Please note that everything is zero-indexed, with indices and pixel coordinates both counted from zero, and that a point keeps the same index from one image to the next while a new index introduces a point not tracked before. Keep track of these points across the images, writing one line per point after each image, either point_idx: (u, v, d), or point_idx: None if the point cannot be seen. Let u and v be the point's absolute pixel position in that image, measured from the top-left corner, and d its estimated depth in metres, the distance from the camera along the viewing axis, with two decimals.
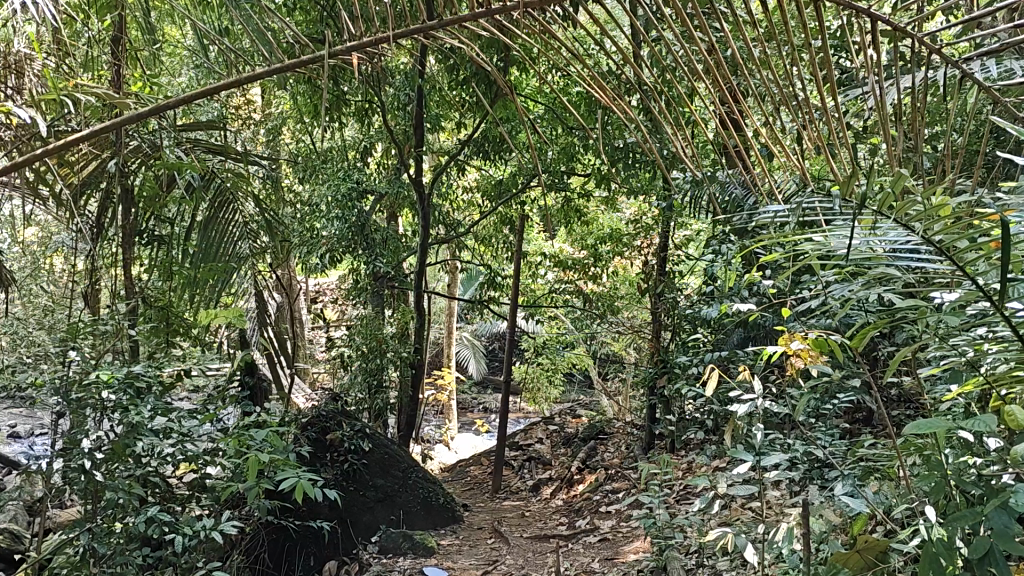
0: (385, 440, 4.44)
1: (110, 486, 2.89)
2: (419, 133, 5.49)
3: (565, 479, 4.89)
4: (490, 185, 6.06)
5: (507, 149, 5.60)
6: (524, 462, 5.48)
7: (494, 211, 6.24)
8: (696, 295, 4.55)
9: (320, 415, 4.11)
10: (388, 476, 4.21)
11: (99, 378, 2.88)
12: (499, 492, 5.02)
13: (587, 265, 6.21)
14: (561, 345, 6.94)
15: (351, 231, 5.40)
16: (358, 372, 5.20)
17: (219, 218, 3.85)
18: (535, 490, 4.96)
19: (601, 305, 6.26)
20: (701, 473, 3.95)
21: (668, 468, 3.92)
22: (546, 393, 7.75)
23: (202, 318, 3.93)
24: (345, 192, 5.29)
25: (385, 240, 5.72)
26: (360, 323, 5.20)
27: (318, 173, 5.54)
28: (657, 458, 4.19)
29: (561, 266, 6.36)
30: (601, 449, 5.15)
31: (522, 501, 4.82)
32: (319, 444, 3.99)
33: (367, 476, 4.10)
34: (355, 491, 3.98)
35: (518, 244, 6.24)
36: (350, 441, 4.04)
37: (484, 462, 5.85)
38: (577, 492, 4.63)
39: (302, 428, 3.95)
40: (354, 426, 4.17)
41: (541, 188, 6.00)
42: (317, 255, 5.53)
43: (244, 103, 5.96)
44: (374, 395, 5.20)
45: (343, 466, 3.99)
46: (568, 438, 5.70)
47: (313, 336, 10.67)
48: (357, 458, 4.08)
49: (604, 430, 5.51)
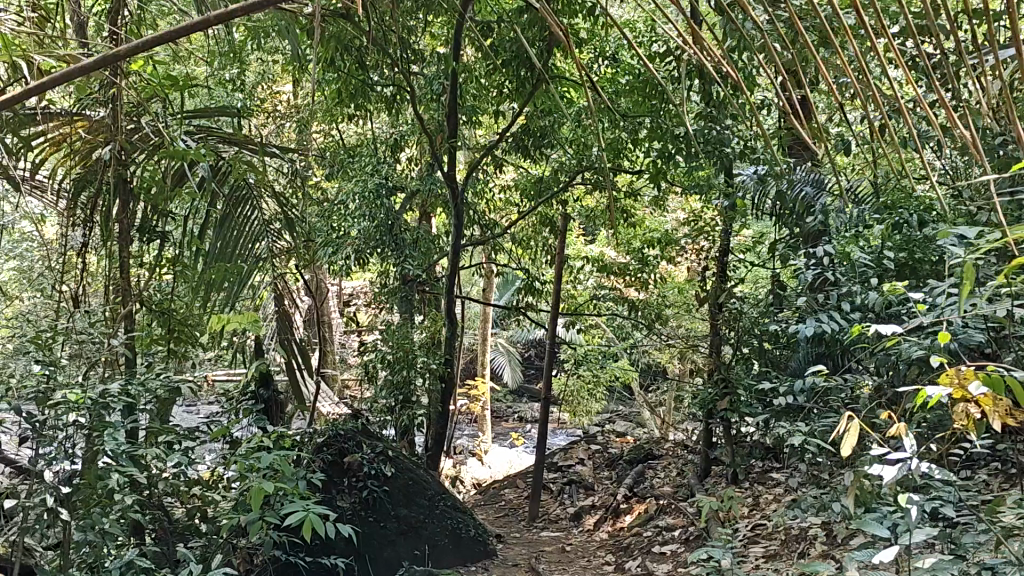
0: (411, 461, 3.99)
1: (82, 523, 2.49)
2: (452, 121, 4.81)
3: (610, 507, 4.43)
4: (530, 183, 5.62)
5: (549, 144, 5.16)
6: (564, 486, 5.00)
7: (533, 211, 5.79)
8: (761, 306, 4.06)
9: (337, 435, 3.64)
10: (412, 505, 3.73)
11: (68, 398, 2.48)
12: (536, 520, 4.56)
13: (635, 271, 5.75)
14: (601, 357, 6.45)
15: (379, 230, 4.98)
16: (384, 385, 4.75)
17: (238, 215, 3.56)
18: (576, 520, 4.49)
19: (648, 315, 5.80)
20: (768, 511, 3.47)
21: (730, 505, 3.45)
22: (586, 406, 7.26)
23: (211, 325, 3.51)
24: (372, 188, 4.88)
25: (416, 241, 5.30)
26: (388, 332, 4.74)
27: (346, 170, 5.14)
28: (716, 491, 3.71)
29: (604, 271, 5.89)
30: (649, 475, 4.67)
31: (562, 532, 4.36)
32: (334, 469, 3.54)
33: (388, 505, 3.62)
34: (374, 522, 3.50)
35: (563, 244, 5.71)
36: (372, 465, 3.59)
37: (520, 484, 5.39)
38: (623, 525, 4.17)
39: (317, 450, 3.52)
40: (375, 446, 3.72)
41: (585, 186, 5.55)
42: (340, 261, 4.98)
43: (269, 95, 5.59)
44: (403, 409, 4.75)
45: (361, 493, 3.52)
46: (612, 460, 5.23)
47: (344, 341, 10.26)
48: (376, 484, 3.61)
49: (653, 453, 5.05)
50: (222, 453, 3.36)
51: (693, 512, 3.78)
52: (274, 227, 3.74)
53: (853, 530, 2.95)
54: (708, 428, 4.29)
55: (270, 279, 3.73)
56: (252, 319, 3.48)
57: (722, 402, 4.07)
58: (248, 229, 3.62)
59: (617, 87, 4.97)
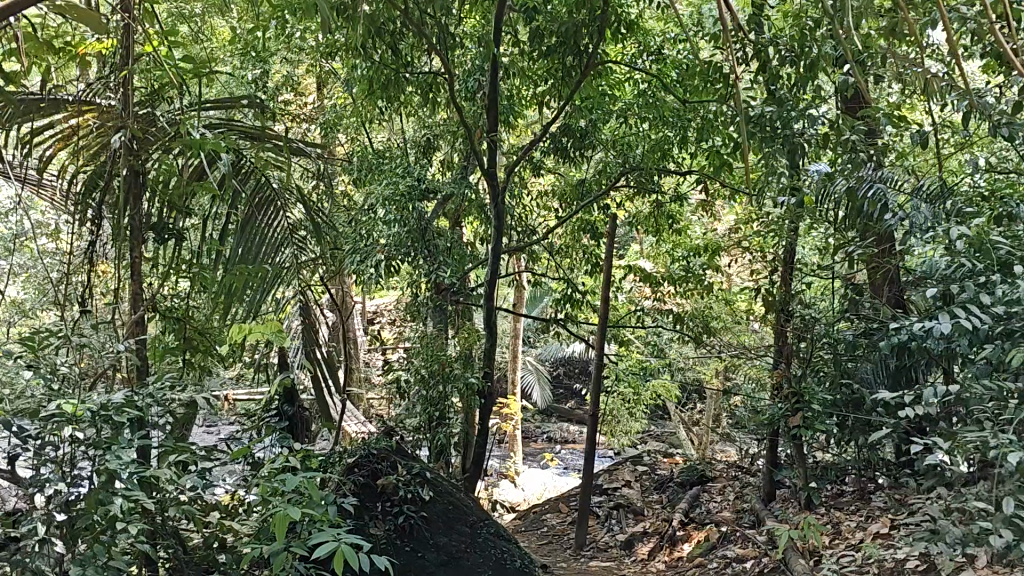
0: (450, 484, 3.60)
1: (83, 554, 2.18)
2: (492, 116, 4.49)
3: (664, 534, 4.04)
4: (570, 187, 5.30)
5: (591, 144, 4.86)
6: (611, 510, 4.62)
7: (573, 218, 5.46)
8: (832, 313, 3.69)
9: (369, 456, 3.27)
10: (453, 532, 3.29)
11: (64, 410, 2.17)
12: (583, 548, 4.20)
13: (680, 281, 5.42)
14: (643, 373, 6.09)
15: (411, 236, 4.66)
16: (417, 401, 4.39)
17: (260, 223, 3.30)
18: (628, 548, 4.11)
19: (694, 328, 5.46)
20: (853, 540, 3.09)
21: (809, 533, 3.07)
22: (625, 426, 6.89)
23: (232, 336, 3.18)
24: (403, 190, 4.58)
25: (450, 248, 4.98)
26: (422, 344, 4.41)
27: (375, 173, 4.84)
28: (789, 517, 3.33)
29: (647, 282, 5.54)
30: (706, 499, 4.28)
31: (613, 562, 3.98)
32: (366, 493, 3.13)
33: (426, 533, 3.19)
34: (411, 553, 3.07)
35: (613, 240, 5.22)
36: (408, 488, 3.21)
37: (562, 509, 5.02)
38: (681, 554, 3.79)
39: (348, 471, 3.18)
40: (411, 467, 3.34)
41: (628, 190, 5.23)
42: (369, 271, 4.66)
43: (293, 98, 5.33)
44: (436, 429, 4.37)
45: (396, 521, 3.11)
46: (661, 482, 4.86)
47: (370, 359, 9.92)
48: (413, 510, 3.20)
49: (706, 474, 4.67)
50: (242, 476, 3.02)
51: (764, 541, 3.40)
52: (300, 233, 3.45)
53: (960, 564, 2.58)
54: (772, 448, 3.91)
55: (296, 287, 3.43)
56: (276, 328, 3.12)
57: (791, 419, 3.69)
58: (270, 235, 3.36)
59: (665, 84, 4.66)
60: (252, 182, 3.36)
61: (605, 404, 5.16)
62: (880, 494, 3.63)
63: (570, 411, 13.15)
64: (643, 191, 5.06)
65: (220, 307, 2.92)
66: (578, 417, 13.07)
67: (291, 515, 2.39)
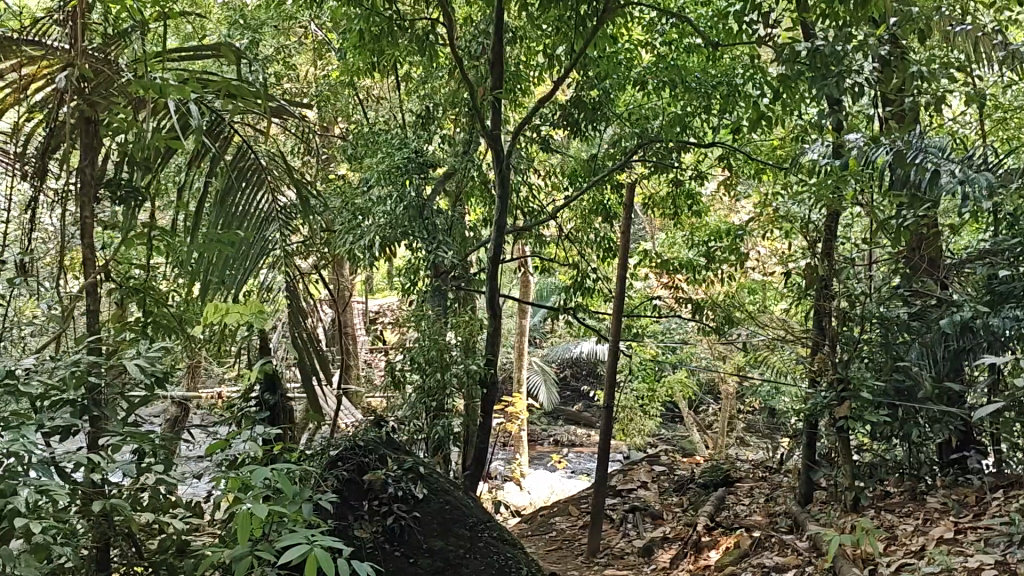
0: (449, 481, 3.20)
1: None
2: (498, 71, 4.04)
3: (688, 540, 3.61)
4: (582, 164, 4.83)
5: (604, 113, 4.49)
6: (627, 514, 4.20)
7: (585, 197, 5.03)
8: (882, 293, 3.27)
9: (356, 448, 2.87)
10: (450, 536, 2.87)
11: None
12: (597, 555, 3.80)
13: (699, 268, 5.03)
14: (659, 369, 5.67)
15: (409, 214, 4.27)
16: (414, 392, 3.94)
17: (239, 193, 2.90)
18: (646, 555, 3.69)
19: (715, 316, 5.07)
20: (913, 547, 2.65)
21: (863, 538, 2.63)
22: (638, 426, 6.49)
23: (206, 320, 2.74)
24: (399, 162, 4.20)
25: (451, 228, 4.58)
26: (419, 330, 4.02)
27: (369, 148, 4.45)
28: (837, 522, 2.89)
29: (665, 269, 5.14)
30: (734, 503, 3.85)
31: (630, 569, 3.55)
32: (350, 489, 2.73)
33: (419, 536, 2.78)
34: (402, 559, 2.66)
35: (634, 216, 4.74)
36: (398, 485, 2.81)
37: (573, 512, 4.60)
38: (707, 562, 3.29)
39: (332, 466, 2.77)
40: (403, 461, 2.95)
41: (644, 167, 4.83)
42: (363, 252, 4.26)
43: (283, 72, 4.96)
44: (435, 422, 3.90)
45: (386, 522, 2.71)
46: (681, 484, 4.45)
47: (371, 361, 9.49)
48: (404, 510, 2.79)
49: (732, 476, 4.25)
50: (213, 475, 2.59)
51: (806, 550, 2.96)
52: (285, 207, 3.06)
53: None
54: (809, 445, 3.49)
55: (277, 262, 3.04)
56: (256, 306, 2.73)
57: (833, 411, 3.28)
58: (252, 212, 2.99)
59: (689, 48, 4.32)
60: (237, 153, 2.98)
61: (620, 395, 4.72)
62: (935, 495, 3.21)
63: (578, 415, 12.76)
64: (661, 168, 4.68)
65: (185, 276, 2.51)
66: (586, 421, 12.68)
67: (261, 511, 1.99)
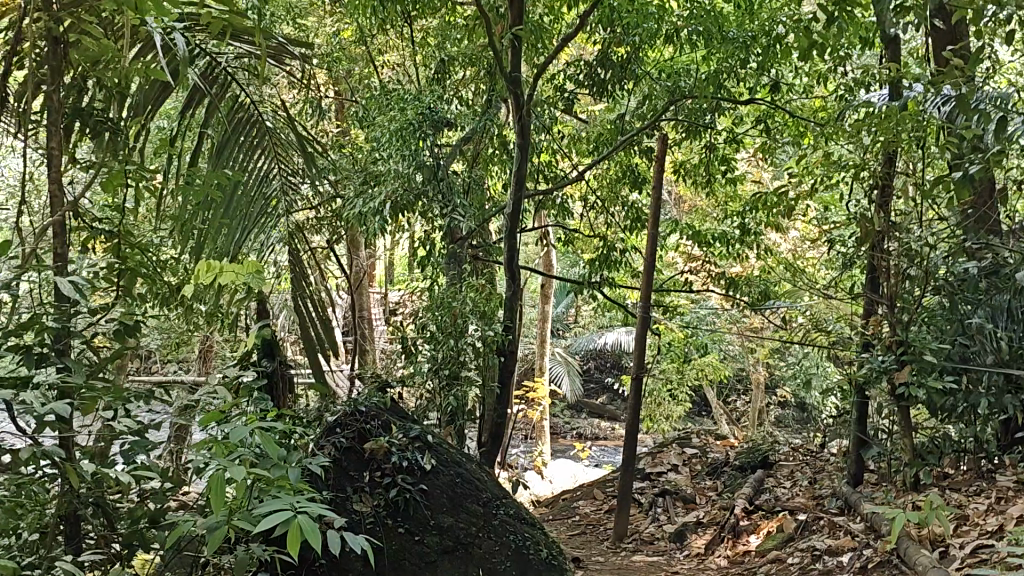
0: (462, 453, 2.91)
1: None
2: (518, 9, 3.71)
3: (724, 524, 3.31)
4: (611, 126, 4.53)
5: (632, 66, 4.20)
6: (657, 498, 3.90)
7: (611, 162, 4.73)
8: (947, 251, 2.94)
9: (356, 413, 2.59)
10: (461, 512, 2.58)
11: None
12: (624, 541, 3.49)
13: (734, 239, 4.72)
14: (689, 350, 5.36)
15: (424, 175, 3.99)
16: (427, 361, 3.66)
17: (229, 145, 2.62)
18: (678, 539, 3.38)
19: (750, 291, 4.76)
20: (988, 528, 2.31)
21: (931, 516, 2.30)
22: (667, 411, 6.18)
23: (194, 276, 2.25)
24: (412, 117, 3.92)
25: (468, 192, 4.29)
26: (431, 296, 3.73)
27: (382, 107, 4.17)
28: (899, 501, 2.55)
29: (696, 240, 4.82)
30: (774, 486, 3.53)
31: (661, 555, 3.25)
32: (349, 458, 2.45)
33: (426, 511, 2.49)
34: (406, 536, 2.38)
35: (664, 180, 4.42)
36: (403, 455, 2.52)
37: (598, 496, 4.30)
38: (747, 548, 2.99)
39: (329, 431, 2.48)
40: (410, 429, 2.67)
41: (675, 128, 4.52)
42: (374, 216, 3.99)
43: (294, 32, 4.70)
44: (448, 394, 3.61)
45: (388, 494, 2.42)
46: (715, 467, 4.15)
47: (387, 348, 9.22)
48: (409, 482, 2.50)
49: (770, 458, 3.93)
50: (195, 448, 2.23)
51: (862, 532, 2.62)
52: (285, 159, 2.78)
53: None
54: (860, 418, 3.17)
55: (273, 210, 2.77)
56: (254, 264, 2.31)
57: (890, 379, 2.94)
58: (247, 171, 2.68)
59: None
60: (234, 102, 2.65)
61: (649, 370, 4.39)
62: (1003, 474, 2.87)
63: (601, 408, 12.46)
64: (695, 129, 4.37)
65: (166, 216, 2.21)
66: (610, 414, 12.37)
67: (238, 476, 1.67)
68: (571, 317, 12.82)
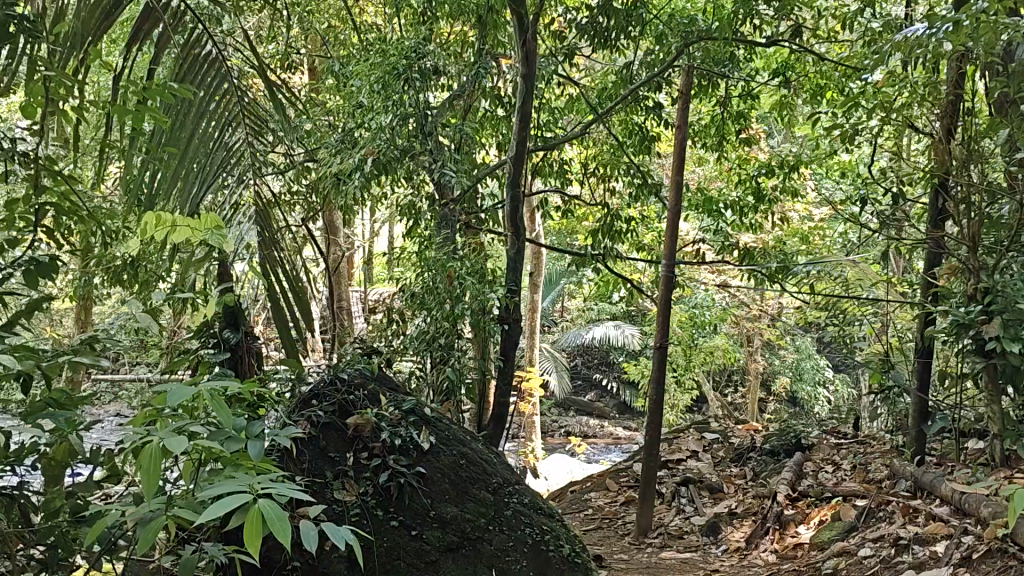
0: (463, 432, 2.46)
1: None
2: None
3: (765, 516, 2.96)
4: (617, 79, 4.08)
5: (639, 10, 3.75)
6: (679, 489, 3.50)
7: (616, 122, 4.28)
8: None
9: (336, 383, 2.13)
10: (467, 501, 2.14)
11: None
12: (648, 536, 3.16)
13: (750, 207, 4.31)
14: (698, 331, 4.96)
15: (409, 130, 3.53)
16: (419, 337, 3.21)
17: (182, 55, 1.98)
18: (712, 533, 3.03)
19: (769, 263, 4.35)
20: None
21: None
22: None
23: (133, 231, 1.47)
24: (395, 61, 3.43)
25: (461, 151, 3.83)
26: (422, 263, 3.29)
27: (362, 55, 3.69)
28: (997, 479, 2.14)
29: (709, 208, 4.40)
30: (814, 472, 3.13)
31: (694, 552, 2.90)
32: (329, 437, 2.00)
33: (425, 500, 2.05)
34: (400, 531, 1.95)
35: (680, 135, 3.97)
36: (395, 432, 2.08)
37: (610, 488, 3.89)
38: (799, 541, 2.66)
39: (303, 405, 2.03)
40: (402, 402, 2.22)
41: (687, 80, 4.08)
42: (354, 176, 3.51)
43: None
44: (444, 371, 3.17)
45: (379, 480, 1.99)
46: (740, 453, 3.77)
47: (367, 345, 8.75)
48: (403, 465, 2.06)
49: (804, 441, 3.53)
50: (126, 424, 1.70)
51: (951, 517, 2.23)
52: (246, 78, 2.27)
53: None
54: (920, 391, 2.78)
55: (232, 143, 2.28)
56: (214, 218, 1.52)
57: (969, 338, 2.53)
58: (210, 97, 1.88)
59: None
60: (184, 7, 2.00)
61: (668, 347, 3.94)
62: None
63: (590, 405, 12.07)
64: (712, 79, 3.93)
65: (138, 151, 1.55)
66: (599, 411, 12.00)
67: (176, 445, 1.19)
68: (557, 311, 12.40)
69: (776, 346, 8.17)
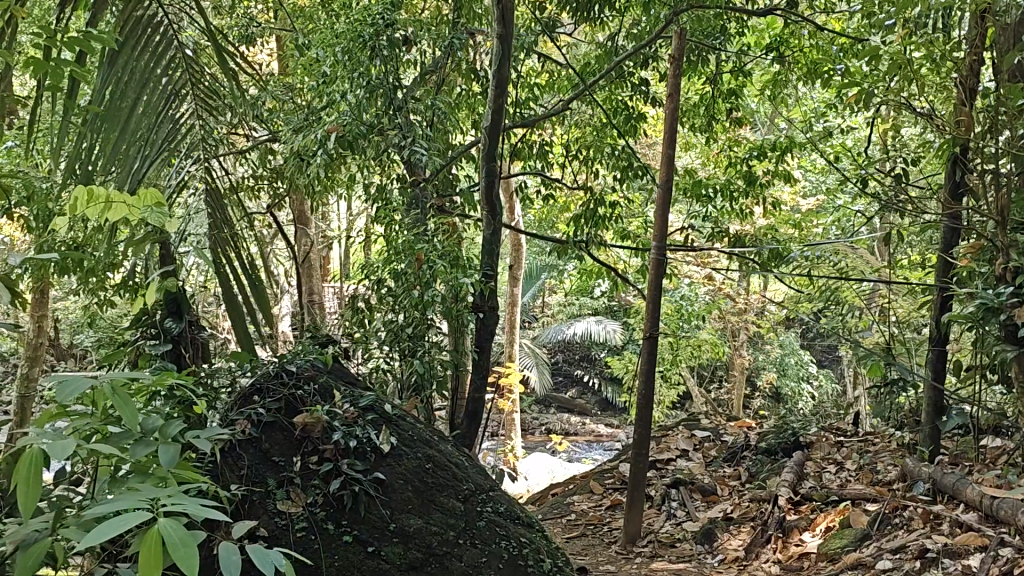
0: (431, 432, 2.21)
1: None
2: None
3: (763, 522, 2.74)
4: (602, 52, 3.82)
5: None
6: (668, 491, 3.27)
7: (601, 100, 4.02)
8: None
9: (282, 377, 1.88)
10: (433, 510, 1.89)
11: None
12: (636, 544, 2.92)
13: (741, 190, 4.07)
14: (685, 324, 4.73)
15: (376, 104, 3.26)
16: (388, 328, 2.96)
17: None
18: (706, 540, 2.80)
19: (761, 251, 4.12)
20: None
21: None
22: None
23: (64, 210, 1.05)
24: (360, 29, 3.15)
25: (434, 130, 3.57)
26: (389, 248, 3.03)
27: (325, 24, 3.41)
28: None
29: (698, 193, 4.16)
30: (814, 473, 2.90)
31: (688, 562, 2.67)
32: (273, 438, 1.76)
33: (383, 510, 1.80)
34: (354, 545, 1.70)
35: (669, 111, 3.70)
36: (349, 432, 1.84)
37: (593, 490, 3.64)
38: (804, 551, 2.45)
39: (244, 403, 1.78)
40: (358, 398, 1.98)
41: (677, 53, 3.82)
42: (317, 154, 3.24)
43: None
44: (413, 365, 2.92)
45: (330, 488, 1.74)
46: (732, 452, 3.55)
47: None
48: (358, 470, 1.81)
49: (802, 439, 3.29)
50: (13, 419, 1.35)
51: (982, 525, 2.08)
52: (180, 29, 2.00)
53: None
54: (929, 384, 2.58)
55: None
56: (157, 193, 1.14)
57: (996, 324, 2.35)
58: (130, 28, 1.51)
59: None
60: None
61: (656, 339, 3.67)
62: None
63: (571, 401, 11.85)
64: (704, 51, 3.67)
65: (54, 119, 1.03)
66: (581, 408, 11.77)
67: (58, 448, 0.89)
68: (537, 306, 12.14)
69: (761, 340, 7.93)
